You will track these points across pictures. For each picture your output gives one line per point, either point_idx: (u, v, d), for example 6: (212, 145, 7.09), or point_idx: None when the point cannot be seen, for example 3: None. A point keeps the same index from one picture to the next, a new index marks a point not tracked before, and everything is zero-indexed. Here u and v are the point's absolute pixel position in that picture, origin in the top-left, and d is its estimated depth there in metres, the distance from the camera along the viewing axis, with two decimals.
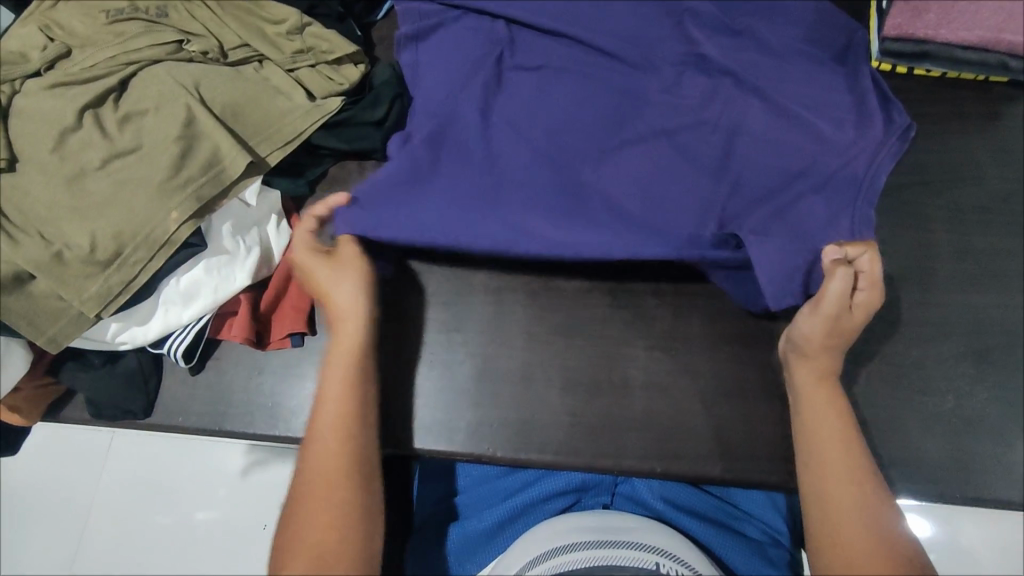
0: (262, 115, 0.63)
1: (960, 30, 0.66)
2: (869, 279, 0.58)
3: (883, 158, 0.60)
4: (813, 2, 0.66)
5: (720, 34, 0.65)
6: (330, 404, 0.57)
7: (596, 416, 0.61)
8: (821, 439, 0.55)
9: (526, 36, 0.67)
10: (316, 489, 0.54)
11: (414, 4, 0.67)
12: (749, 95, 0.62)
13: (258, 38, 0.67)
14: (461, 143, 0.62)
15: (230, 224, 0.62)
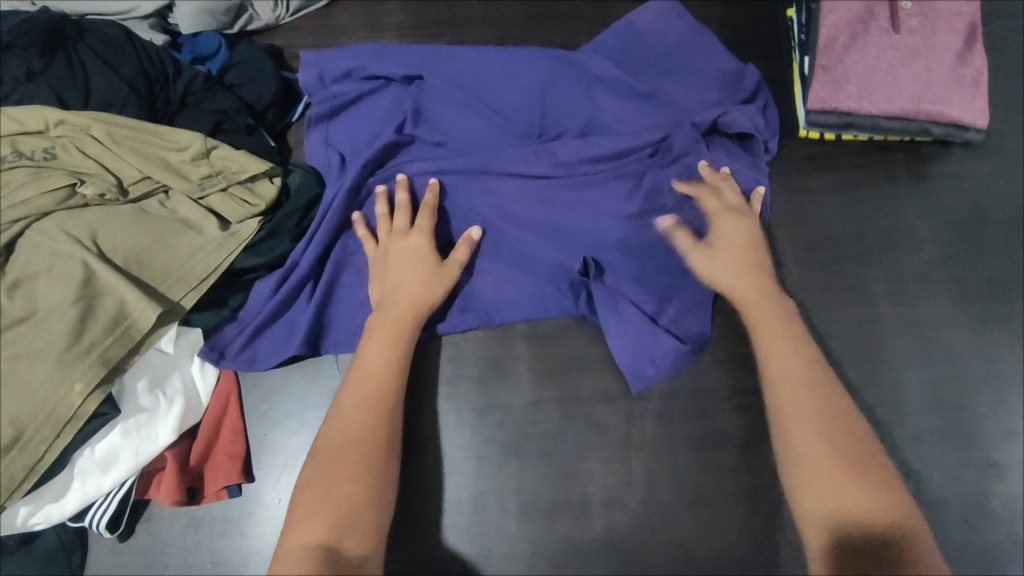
0: (172, 256, 0.60)
1: (880, 102, 0.65)
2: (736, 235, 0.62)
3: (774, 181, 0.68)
4: (722, 64, 0.69)
5: (629, 98, 0.68)
6: (357, 387, 0.56)
7: (557, 541, 0.59)
8: (777, 365, 0.56)
9: (433, 109, 0.69)
10: (338, 459, 0.53)
11: (322, 82, 0.71)
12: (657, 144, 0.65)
13: (160, 168, 0.62)
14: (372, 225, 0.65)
15: (146, 378, 0.58)
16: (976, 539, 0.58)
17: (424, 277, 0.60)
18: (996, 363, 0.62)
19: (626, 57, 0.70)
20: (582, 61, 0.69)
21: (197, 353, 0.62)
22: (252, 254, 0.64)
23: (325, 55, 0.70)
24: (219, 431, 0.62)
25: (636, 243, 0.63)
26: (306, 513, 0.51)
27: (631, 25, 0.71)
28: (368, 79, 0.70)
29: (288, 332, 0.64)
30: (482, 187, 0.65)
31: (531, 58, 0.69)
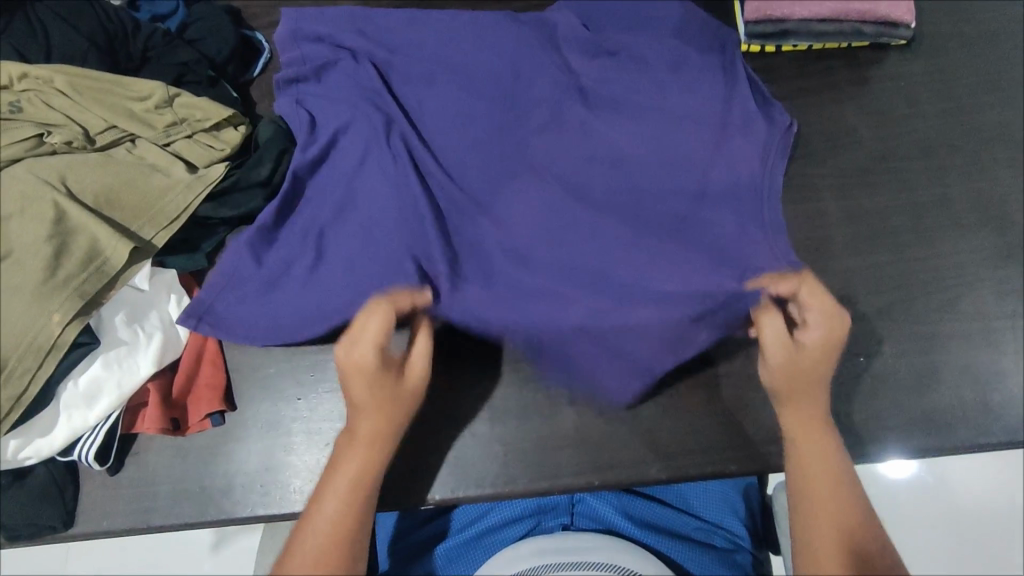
0: (141, 196, 0.62)
1: (812, 6, 0.68)
2: (823, 315, 0.59)
3: (774, 156, 0.67)
4: (675, 13, 0.74)
5: (599, 56, 0.73)
6: (348, 467, 0.55)
7: (528, 439, 0.61)
8: (794, 394, 0.58)
9: (414, 85, 0.74)
10: (327, 542, 0.51)
11: (296, 52, 0.75)
12: (626, 114, 0.70)
13: (125, 117, 0.65)
14: (353, 198, 0.68)
15: (123, 313, 0.60)
16: (932, 406, 0.59)
17: (413, 367, 0.58)
18: (938, 245, 0.64)
19: (591, 12, 0.76)
20: (551, 23, 0.75)
21: (174, 292, 0.64)
22: (220, 199, 0.66)
23: (305, 14, 0.75)
24: (200, 364, 0.64)
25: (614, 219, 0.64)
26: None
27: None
28: (339, 48, 0.75)
29: (252, 278, 0.64)
30: (456, 138, 0.72)
31: (504, 29, 0.74)
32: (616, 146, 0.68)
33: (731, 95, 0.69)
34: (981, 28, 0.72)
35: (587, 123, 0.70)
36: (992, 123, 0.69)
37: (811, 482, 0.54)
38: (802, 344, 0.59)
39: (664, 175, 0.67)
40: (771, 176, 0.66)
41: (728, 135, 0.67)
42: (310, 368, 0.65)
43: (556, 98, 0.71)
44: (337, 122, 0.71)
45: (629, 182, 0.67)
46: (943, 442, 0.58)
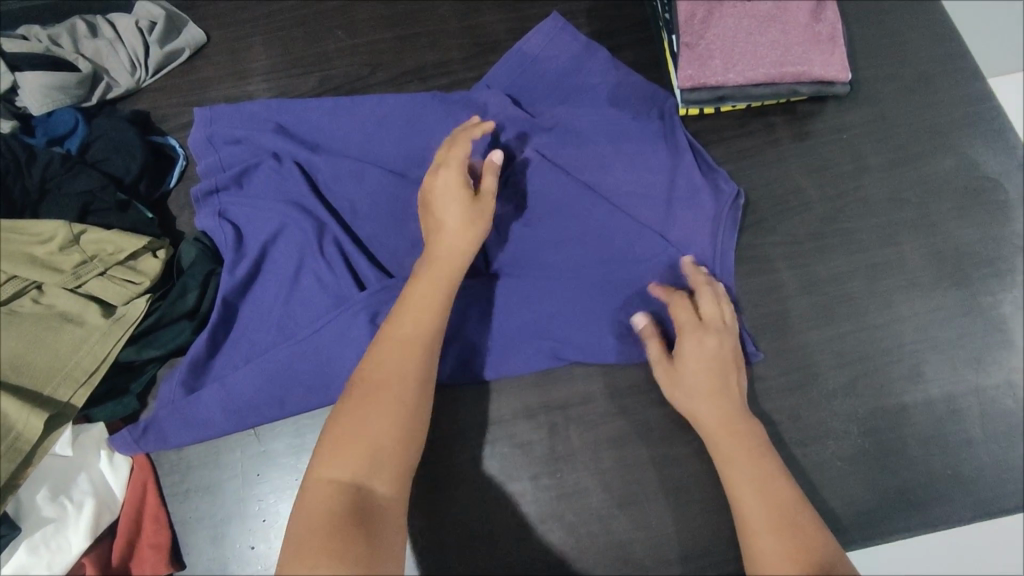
0: (53, 355, 0.57)
1: (746, 71, 0.66)
2: (693, 322, 0.58)
3: (726, 229, 0.63)
4: (611, 77, 0.69)
5: (535, 133, 0.66)
6: (400, 332, 0.54)
7: (498, 567, 0.57)
8: (743, 492, 0.52)
9: (337, 179, 0.67)
10: (376, 401, 0.51)
11: (215, 158, 0.69)
12: (582, 189, 0.63)
13: (26, 264, 0.59)
14: (291, 314, 0.63)
15: (46, 487, 0.56)
16: (903, 484, 0.59)
17: (466, 240, 0.57)
18: (895, 309, 0.63)
19: (524, 83, 0.70)
20: (480, 102, 0.68)
21: (103, 448, 0.60)
22: (145, 338, 0.62)
23: (219, 114, 0.70)
24: (141, 523, 0.60)
25: (570, 313, 0.61)
26: (336, 449, 0.49)
27: (524, 53, 0.70)
28: (258, 148, 0.69)
29: (188, 420, 0.61)
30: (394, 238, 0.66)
31: (430, 111, 0.68)
32: (570, 228, 0.63)
33: (678, 163, 0.64)
34: (915, 70, 0.71)
35: (540, 208, 0.63)
36: (937, 172, 0.67)
37: (758, 543, 0.50)
38: (733, 441, 0.54)
39: (620, 258, 0.62)
40: (722, 255, 0.63)
41: (675, 209, 0.63)
42: (261, 511, 0.61)
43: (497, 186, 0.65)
44: (264, 232, 0.65)
45: (583, 273, 0.62)
46: (915, 519, 0.58)
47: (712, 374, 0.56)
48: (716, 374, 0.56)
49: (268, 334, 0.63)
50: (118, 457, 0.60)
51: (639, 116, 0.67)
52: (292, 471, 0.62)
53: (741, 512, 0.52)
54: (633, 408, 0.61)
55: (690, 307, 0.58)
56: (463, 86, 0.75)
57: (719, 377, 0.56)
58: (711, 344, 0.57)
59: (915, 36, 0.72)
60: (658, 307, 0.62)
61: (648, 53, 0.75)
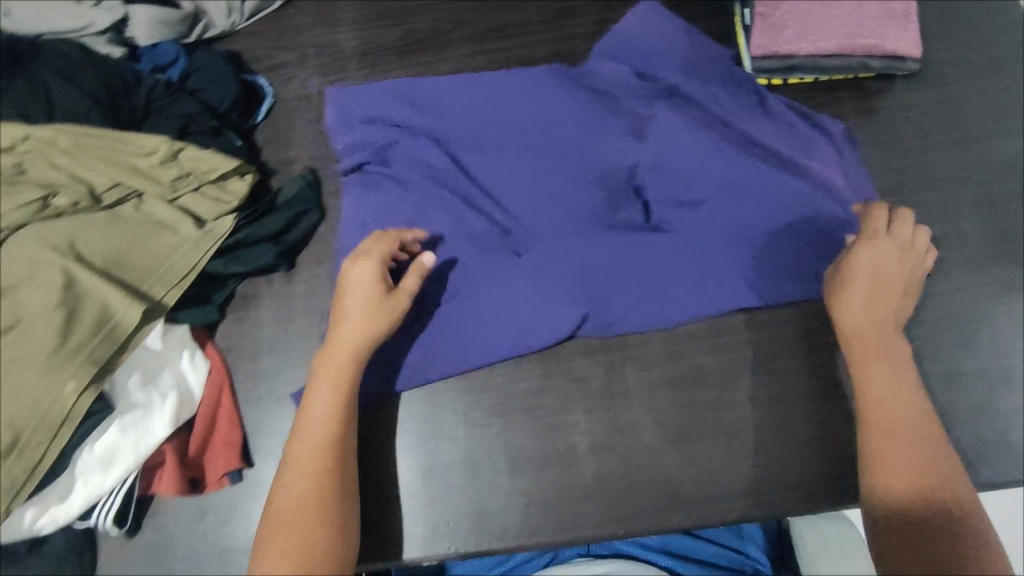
0: (151, 256, 0.62)
1: (819, 41, 0.68)
2: (893, 240, 0.60)
3: (856, 186, 0.67)
4: (700, 51, 0.73)
5: (655, 101, 0.71)
6: (308, 432, 0.56)
7: (548, 491, 0.60)
8: (888, 409, 0.54)
9: (473, 132, 0.71)
10: (296, 507, 0.53)
11: (352, 110, 0.73)
12: (716, 151, 0.66)
13: (131, 173, 0.64)
14: (490, 230, 0.67)
15: (137, 375, 0.60)
16: (951, 447, 0.60)
17: (362, 338, 0.59)
18: (952, 280, 0.64)
19: (622, 55, 0.74)
20: (588, 72, 0.73)
21: (187, 348, 0.64)
22: (231, 254, 0.67)
23: (347, 90, 0.74)
24: (216, 421, 0.64)
25: (726, 265, 0.64)
26: (267, 552, 0.52)
27: (620, 32, 0.75)
28: (397, 101, 0.73)
29: (443, 333, 0.63)
30: (530, 188, 0.68)
31: (545, 75, 0.72)
32: (705, 190, 0.66)
33: (794, 130, 0.69)
34: (985, 55, 0.72)
35: (681, 168, 0.67)
36: (1002, 153, 0.69)
37: (897, 467, 0.52)
38: (885, 362, 0.56)
39: (762, 215, 0.65)
40: (857, 197, 0.67)
41: (815, 162, 0.67)
42: None
43: (631, 145, 0.68)
44: (429, 169, 0.70)
45: (738, 224, 0.65)
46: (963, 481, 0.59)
47: (880, 289, 0.58)
48: (891, 294, 0.59)
49: (472, 243, 0.66)
50: (198, 358, 0.64)
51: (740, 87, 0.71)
52: None
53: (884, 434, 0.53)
54: (687, 353, 0.63)
55: (900, 227, 0.61)
56: (539, 47, 0.79)
57: (893, 291, 0.59)
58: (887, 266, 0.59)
59: (985, 23, 0.73)
60: (795, 265, 0.64)
61: (720, 25, 0.77)
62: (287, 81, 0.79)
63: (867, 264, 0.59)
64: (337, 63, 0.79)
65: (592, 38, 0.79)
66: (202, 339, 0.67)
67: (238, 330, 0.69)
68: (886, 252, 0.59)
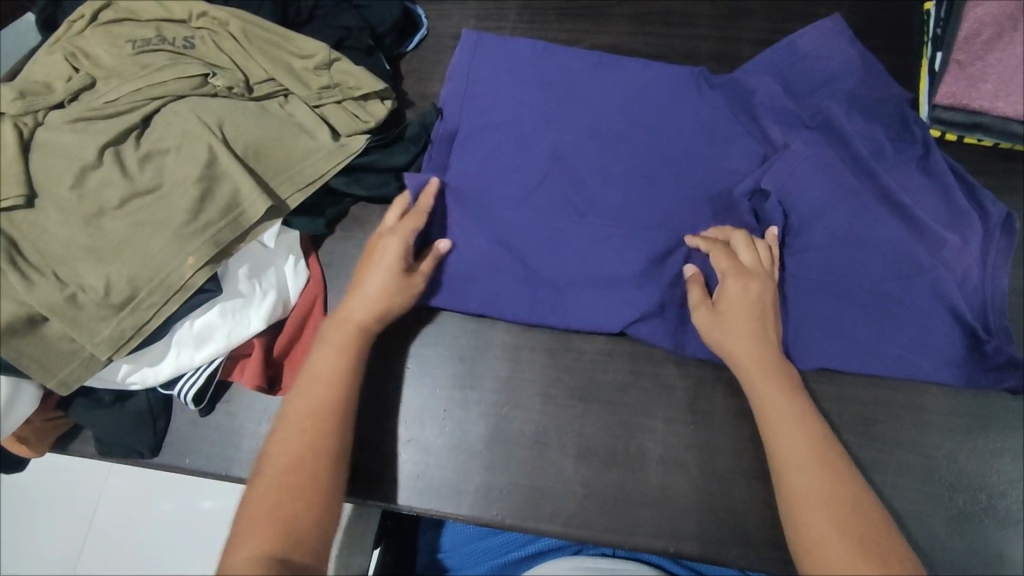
0: (286, 155, 0.62)
1: (1018, 104, 0.61)
2: (731, 266, 0.59)
3: (995, 257, 0.61)
4: (876, 87, 0.67)
5: (796, 128, 0.66)
6: (298, 404, 0.55)
7: (609, 487, 0.59)
8: (778, 428, 0.53)
9: (593, 114, 0.68)
10: (276, 475, 0.51)
11: (475, 64, 0.70)
12: (847, 198, 0.62)
13: (285, 71, 0.65)
14: (585, 220, 0.64)
15: (247, 267, 0.61)
16: None
17: (381, 308, 0.59)
18: None
19: (791, 75, 0.68)
20: (746, 87, 0.68)
21: (293, 253, 0.65)
22: (356, 174, 0.66)
23: (486, 41, 0.71)
24: (303, 329, 0.65)
25: (825, 316, 0.61)
26: (249, 528, 0.48)
27: (794, 46, 0.68)
28: (524, 66, 0.70)
29: (504, 313, 0.63)
30: (641, 189, 0.65)
31: (686, 77, 0.69)
32: (824, 233, 0.62)
33: (942, 182, 0.63)
34: None
35: (801, 204, 0.63)
36: None
37: (814, 509, 0.48)
38: (781, 392, 0.54)
39: (880, 273, 0.61)
40: (993, 285, 0.61)
41: (952, 237, 0.61)
42: (407, 360, 0.64)
43: (758, 171, 0.65)
44: (539, 141, 0.67)
45: (846, 283, 0.61)
46: None
47: (747, 318, 0.57)
48: (757, 321, 0.57)
49: (574, 228, 0.64)
50: (301, 265, 0.65)
51: (900, 140, 0.66)
52: (445, 337, 0.65)
53: (774, 444, 0.52)
54: None
55: (746, 252, 0.60)
56: (703, 41, 0.75)
57: (756, 322, 0.57)
58: (731, 290, 0.58)
59: None
60: (896, 332, 0.60)
61: (903, 64, 0.72)
62: (444, 17, 0.78)
63: (724, 289, 0.58)
64: (497, 11, 0.77)
65: (760, 45, 0.74)
66: (308, 249, 0.68)
67: (341, 248, 0.69)
68: (728, 276, 0.58)
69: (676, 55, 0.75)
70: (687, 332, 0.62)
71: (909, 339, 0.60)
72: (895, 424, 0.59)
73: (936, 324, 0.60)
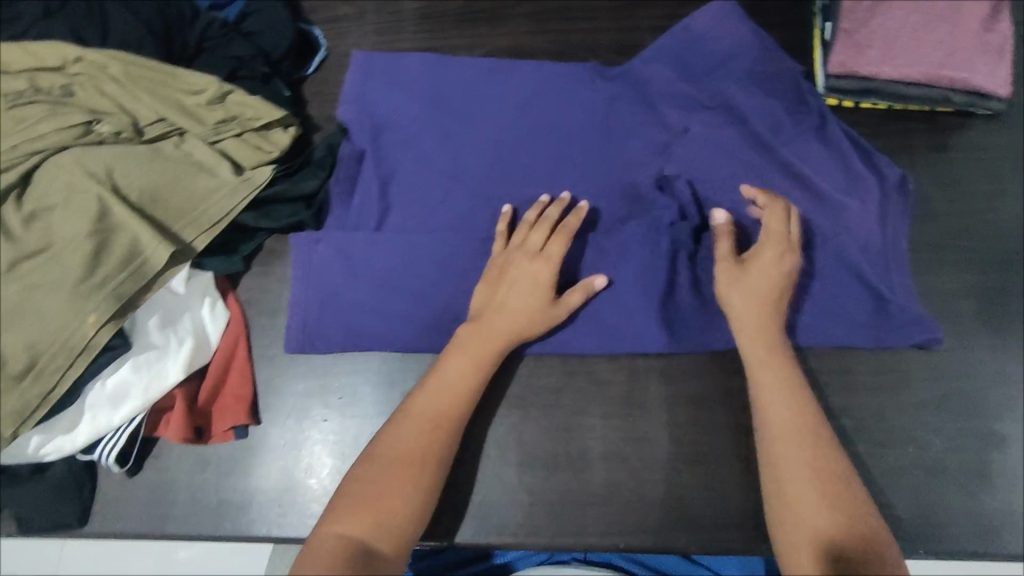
0: (186, 197, 0.60)
1: (902, 67, 0.65)
2: (774, 232, 0.59)
3: (892, 216, 0.64)
4: (772, 58, 0.68)
5: (695, 111, 0.67)
6: (423, 399, 0.55)
7: (554, 492, 0.59)
8: (771, 397, 0.54)
9: (494, 120, 0.68)
10: (394, 468, 0.52)
11: (369, 85, 0.70)
12: (743, 178, 0.65)
13: (175, 110, 0.62)
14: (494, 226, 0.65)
15: (157, 317, 0.59)
16: (978, 507, 0.59)
17: (525, 329, 0.58)
18: (1002, 334, 0.63)
19: (688, 58, 0.69)
20: (643, 78, 0.69)
21: (208, 296, 0.62)
22: (265, 208, 0.64)
23: (376, 59, 0.70)
24: (228, 373, 0.64)
25: None
26: (343, 506, 0.50)
27: (689, 29, 0.69)
28: (421, 82, 0.70)
29: (427, 331, 0.63)
30: (546, 190, 0.66)
31: (580, 73, 0.69)
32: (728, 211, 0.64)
33: (841, 150, 0.65)
34: None
35: (704, 187, 0.65)
36: None
37: (794, 473, 0.50)
38: (768, 358, 0.55)
39: None
40: (892, 241, 0.63)
41: (852, 201, 0.63)
42: (341, 390, 0.63)
43: (657, 161, 0.66)
44: (443, 155, 0.67)
45: None
46: (979, 544, 0.58)
47: (774, 284, 0.57)
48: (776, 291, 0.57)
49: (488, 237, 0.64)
50: (219, 307, 0.63)
51: (798, 110, 0.67)
52: (375, 361, 0.64)
53: (761, 410, 0.54)
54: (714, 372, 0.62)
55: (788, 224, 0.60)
56: (603, 33, 0.75)
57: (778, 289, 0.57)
58: (765, 253, 0.58)
59: None
60: (808, 299, 0.62)
61: (798, 36, 0.73)
62: (342, 35, 0.76)
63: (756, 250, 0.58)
64: (395, 23, 0.76)
65: (659, 32, 0.75)
66: (224, 289, 0.65)
67: (260, 283, 0.67)
68: (767, 244, 0.58)
69: (578, 50, 0.75)
70: (614, 331, 0.61)
71: (818, 306, 0.61)
72: (822, 390, 0.61)
73: (842, 289, 0.62)
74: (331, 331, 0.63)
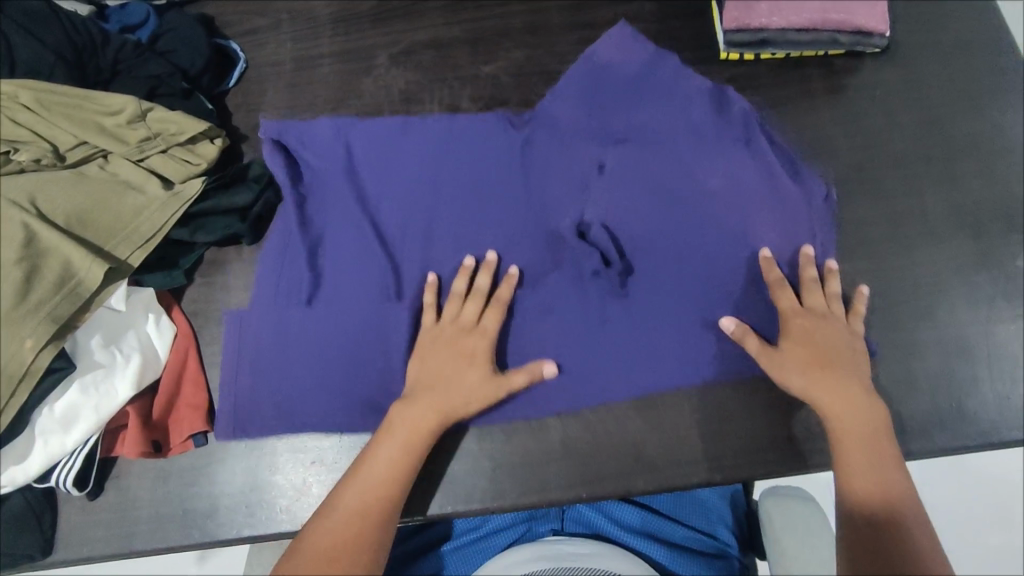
0: (115, 215, 0.61)
1: (789, 16, 0.70)
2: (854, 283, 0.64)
3: (817, 226, 0.66)
4: (679, 79, 0.69)
5: (610, 143, 0.68)
6: (358, 478, 0.56)
7: (515, 453, 0.61)
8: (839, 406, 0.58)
9: (417, 178, 0.68)
10: (336, 551, 0.52)
11: (280, 154, 0.68)
12: (670, 204, 0.66)
13: (96, 133, 0.62)
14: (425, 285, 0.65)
15: (99, 336, 0.59)
16: (909, 412, 0.63)
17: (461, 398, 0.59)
18: (913, 254, 0.67)
19: (595, 89, 0.69)
20: (555, 117, 0.69)
21: (150, 310, 0.63)
22: (198, 222, 0.65)
23: (287, 128, 0.69)
24: (181, 384, 0.64)
25: (673, 319, 0.63)
26: None
27: (592, 60, 0.70)
28: (337, 147, 0.69)
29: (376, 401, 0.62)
30: (475, 237, 0.66)
31: (494, 120, 0.70)
32: (655, 240, 0.65)
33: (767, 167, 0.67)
34: (951, 33, 0.73)
35: (630, 219, 0.66)
36: (960, 132, 0.71)
37: (888, 469, 0.56)
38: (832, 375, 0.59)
39: (711, 267, 0.65)
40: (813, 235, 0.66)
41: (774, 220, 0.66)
42: None
43: (580, 202, 0.67)
44: (371, 220, 0.66)
45: (688, 283, 0.64)
46: (914, 446, 0.62)
47: (834, 317, 0.62)
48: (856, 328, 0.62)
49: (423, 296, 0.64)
50: (164, 322, 0.64)
51: (714, 133, 0.68)
52: None
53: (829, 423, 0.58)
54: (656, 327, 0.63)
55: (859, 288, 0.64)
56: (514, 17, 0.78)
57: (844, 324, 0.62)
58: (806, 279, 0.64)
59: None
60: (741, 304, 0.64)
61: None
62: (260, 45, 0.77)
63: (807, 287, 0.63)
64: (311, 29, 0.78)
65: (568, 9, 0.78)
66: (168, 303, 0.66)
67: (204, 294, 0.68)
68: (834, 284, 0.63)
69: (492, 35, 0.77)
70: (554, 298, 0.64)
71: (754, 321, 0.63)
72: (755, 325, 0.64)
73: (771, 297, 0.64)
74: (277, 418, 0.62)
